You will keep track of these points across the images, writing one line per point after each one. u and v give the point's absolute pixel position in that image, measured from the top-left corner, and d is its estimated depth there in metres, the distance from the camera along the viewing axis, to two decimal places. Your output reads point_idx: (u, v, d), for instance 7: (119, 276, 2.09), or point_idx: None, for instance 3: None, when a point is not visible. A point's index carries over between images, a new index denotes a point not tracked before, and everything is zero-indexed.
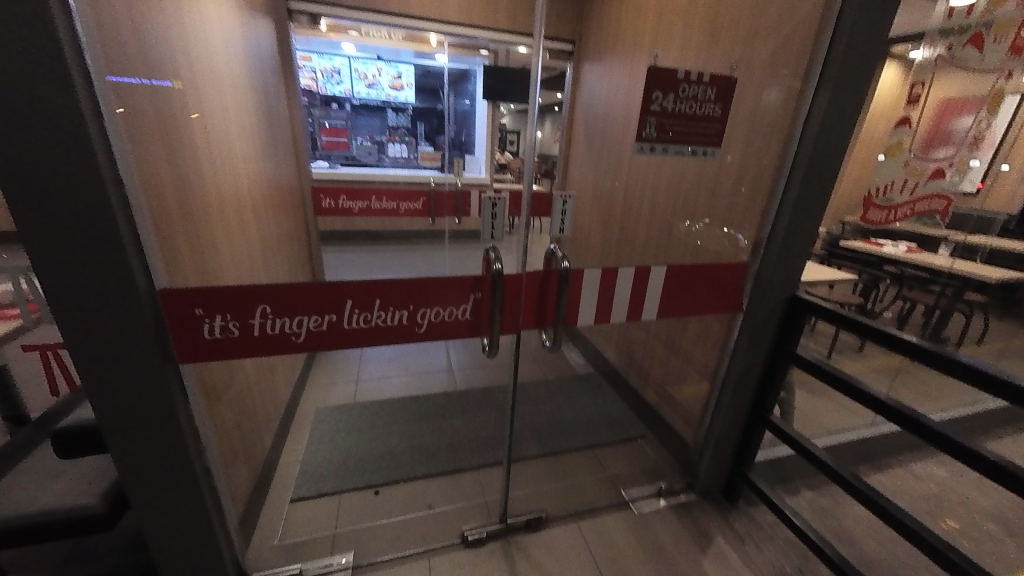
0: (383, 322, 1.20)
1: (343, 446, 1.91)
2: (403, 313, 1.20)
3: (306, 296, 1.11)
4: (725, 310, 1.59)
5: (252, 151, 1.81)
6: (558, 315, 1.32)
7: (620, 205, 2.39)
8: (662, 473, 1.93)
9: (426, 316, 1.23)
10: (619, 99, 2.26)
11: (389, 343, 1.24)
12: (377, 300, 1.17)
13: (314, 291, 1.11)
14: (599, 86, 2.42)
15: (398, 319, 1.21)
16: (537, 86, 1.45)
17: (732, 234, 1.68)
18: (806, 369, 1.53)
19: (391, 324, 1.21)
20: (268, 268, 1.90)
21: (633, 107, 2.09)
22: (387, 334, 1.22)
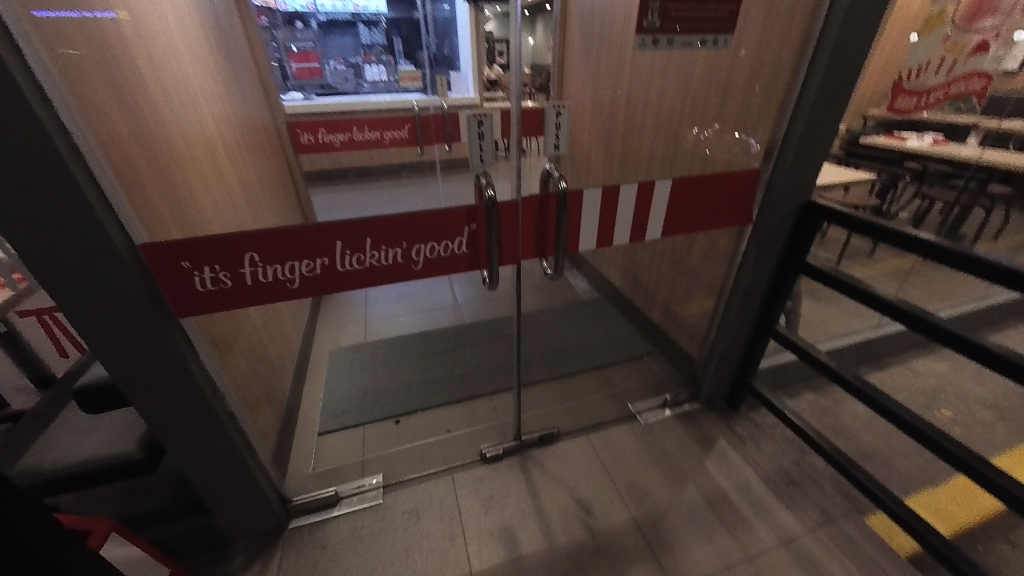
0: (378, 262, 1.17)
1: (360, 382, 2.00)
2: (397, 251, 1.17)
3: (295, 241, 1.07)
4: (733, 224, 1.52)
5: (214, 85, 1.66)
6: (559, 242, 1.27)
7: (622, 117, 2.22)
8: (668, 386, 2.01)
9: (421, 253, 1.19)
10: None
11: (388, 283, 1.22)
12: (368, 240, 1.13)
13: (301, 235, 1.07)
14: None
15: (393, 258, 1.17)
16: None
17: (743, 141, 1.56)
18: (815, 278, 1.50)
19: (386, 263, 1.18)
20: (255, 214, 1.84)
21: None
22: (383, 274, 1.19)
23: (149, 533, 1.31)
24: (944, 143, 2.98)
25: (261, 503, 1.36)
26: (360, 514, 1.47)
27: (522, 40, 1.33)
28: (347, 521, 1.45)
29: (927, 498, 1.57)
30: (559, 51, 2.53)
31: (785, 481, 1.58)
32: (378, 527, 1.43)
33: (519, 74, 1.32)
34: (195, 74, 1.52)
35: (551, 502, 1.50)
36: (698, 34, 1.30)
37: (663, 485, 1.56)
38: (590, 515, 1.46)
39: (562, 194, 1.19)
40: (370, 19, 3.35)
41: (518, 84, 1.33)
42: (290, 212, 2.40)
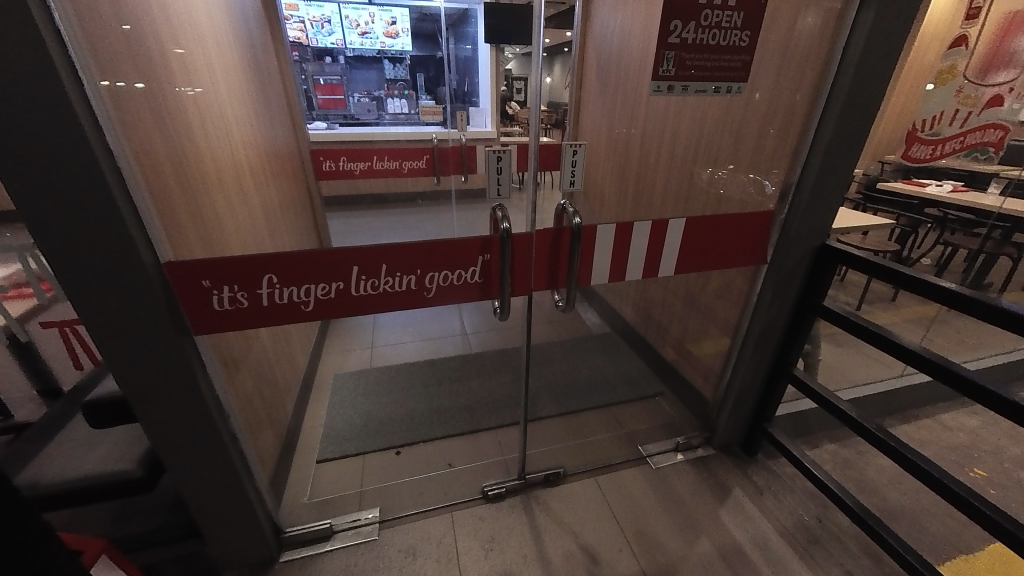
0: (391, 288, 1.17)
1: (364, 409, 1.97)
2: (410, 278, 1.17)
3: (313, 264, 1.08)
4: (749, 263, 1.50)
5: (246, 115, 1.75)
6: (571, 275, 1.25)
7: (636, 155, 2.26)
8: (680, 428, 1.93)
9: (433, 280, 1.19)
10: (634, 35, 2.07)
11: (399, 309, 1.21)
12: (383, 266, 1.13)
13: (317, 259, 1.08)
14: (611, 22, 2.21)
15: (405, 285, 1.17)
16: (541, 27, 1.32)
17: (758, 181, 1.56)
18: (834, 322, 1.45)
19: (399, 289, 1.18)
20: (273, 236, 1.89)
21: (649, 44, 1.92)
22: (395, 300, 1.19)
23: (138, 557, 1.27)
24: (964, 191, 2.98)
25: (255, 532, 1.31)
26: (354, 549, 1.41)
27: (542, 81, 1.36)
28: (341, 556, 1.39)
29: (962, 567, 1.44)
30: (575, 89, 2.61)
31: (807, 539, 1.48)
32: (373, 564, 1.37)
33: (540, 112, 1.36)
34: (229, 103, 1.60)
35: (555, 547, 1.42)
36: (713, 82, 1.32)
37: (674, 536, 1.47)
38: (595, 565, 1.38)
39: (575, 228, 1.19)
40: (394, 56, 3.74)
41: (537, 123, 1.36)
42: (306, 235, 2.46)
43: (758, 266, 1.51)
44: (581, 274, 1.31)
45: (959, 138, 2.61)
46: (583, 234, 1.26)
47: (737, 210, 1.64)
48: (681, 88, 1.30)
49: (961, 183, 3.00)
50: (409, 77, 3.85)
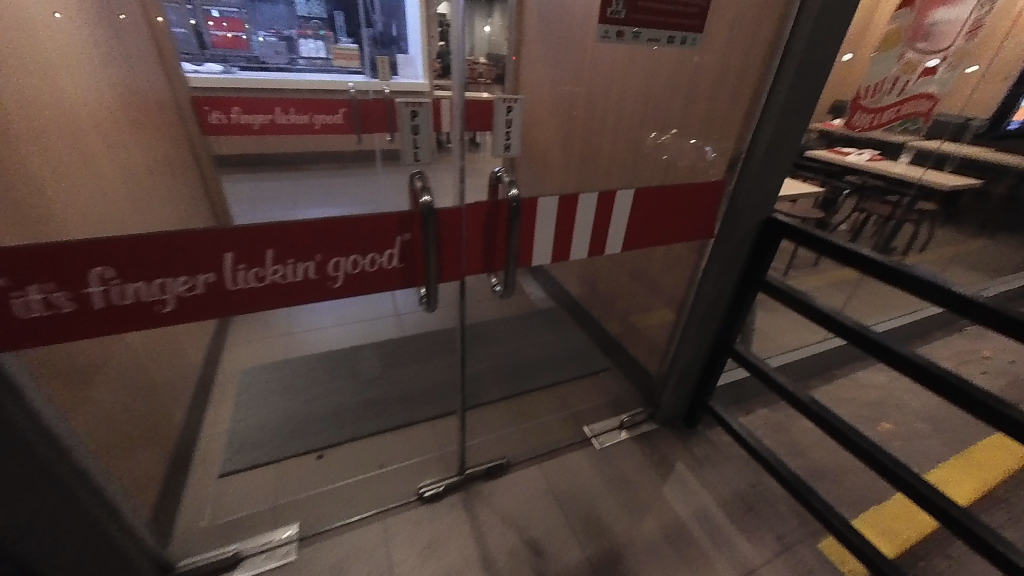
0: (284, 278, 0.91)
1: (279, 407, 1.73)
2: (309, 266, 0.91)
3: (167, 251, 0.80)
4: (697, 237, 1.41)
5: (82, 48, 1.33)
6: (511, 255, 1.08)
7: (581, 117, 2.08)
8: (624, 404, 1.91)
9: (340, 268, 0.94)
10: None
11: (299, 305, 0.96)
12: (270, 251, 0.87)
13: (172, 245, 0.79)
14: None
15: (303, 275, 0.92)
16: None
17: (707, 149, 1.46)
18: (776, 297, 1.42)
19: (295, 281, 0.92)
20: (141, 209, 1.51)
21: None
22: (291, 294, 0.93)
23: None
24: (879, 160, 3.17)
25: None
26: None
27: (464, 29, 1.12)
28: None
29: (877, 518, 1.55)
30: (515, 40, 2.33)
31: (743, 508, 1.51)
32: None
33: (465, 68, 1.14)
34: (49, 30, 1.18)
35: (499, 545, 1.33)
36: (666, 31, 1.15)
37: (620, 519, 1.44)
38: (541, 560, 1.31)
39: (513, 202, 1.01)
40: None
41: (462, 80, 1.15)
42: (194, 206, 2.04)
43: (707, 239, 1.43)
44: (522, 254, 1.15)
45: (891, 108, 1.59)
46: (523, 207, 1.08)
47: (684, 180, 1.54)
48: (631, 34, 1.13)
49: (877, 152, 3.17)
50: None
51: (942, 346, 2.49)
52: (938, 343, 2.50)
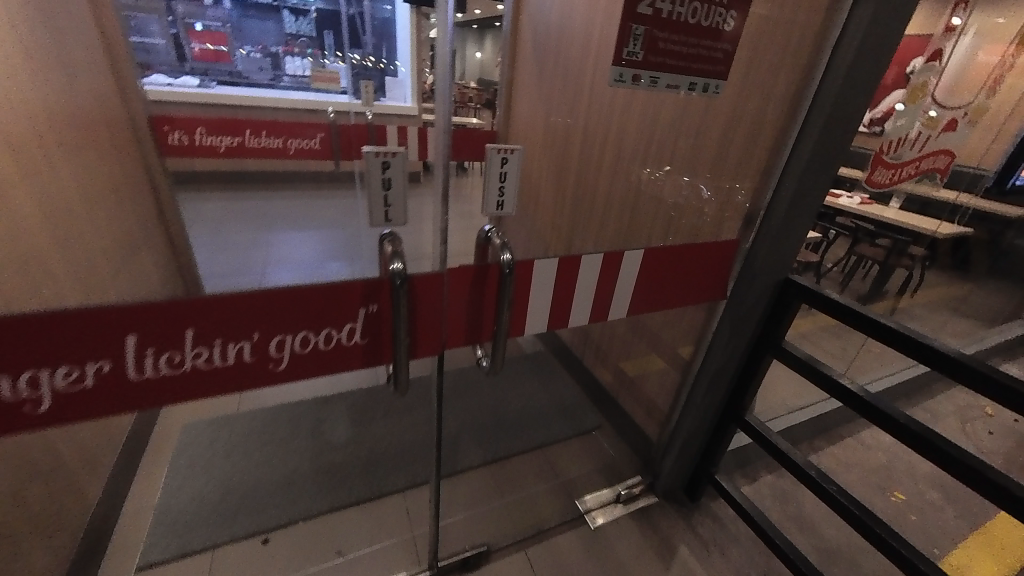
0: (209, 363, 0.70)
1: (224, 476, 1.48)
2: (244, 346, 0.71)
3: (37, 336, 0.58)
4: (708, 298, 1.26)
5: (12, 59, 1.14)
6: (499, 330, 0.89)
7: (576, 153, 1.97)
8: (619, 470, 1.72)
9: (285, 347, 0.74)
10: (580, 11, 1.73)
11: (230, 394, 0.74)
12: (190, 331, 0.66)
13: (45, 330, 0.58)
14: None
15: (235, 358, 0.71)
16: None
17: (717, 201, 1.33)
18: (792, 366, 1.26)
19: (225, 366, 0.71)
20: (73, 243, 1.30)
21: (596, 24, 1.61)
22: (219, 382, 0.72)
23: None
24: (871, 203, 3.16)
25: None
26: None
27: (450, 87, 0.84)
28: None
29: None
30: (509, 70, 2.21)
31: None
32: None
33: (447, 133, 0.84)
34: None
35: None
36: (687, 76, 1.02)
37: None
38: None
39: (503, 270, 0.83)
40: (296, 7, 3.00)
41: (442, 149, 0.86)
42: (144, 234, 1.81)
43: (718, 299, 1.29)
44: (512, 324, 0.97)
45: (911, 165, 2.34)
46: (516, 271, 0.91)
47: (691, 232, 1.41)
48: (649, 79, 0.99)
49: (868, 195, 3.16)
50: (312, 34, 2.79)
51: (943, 402, 2.39)
52: (939, 398, 2.40)
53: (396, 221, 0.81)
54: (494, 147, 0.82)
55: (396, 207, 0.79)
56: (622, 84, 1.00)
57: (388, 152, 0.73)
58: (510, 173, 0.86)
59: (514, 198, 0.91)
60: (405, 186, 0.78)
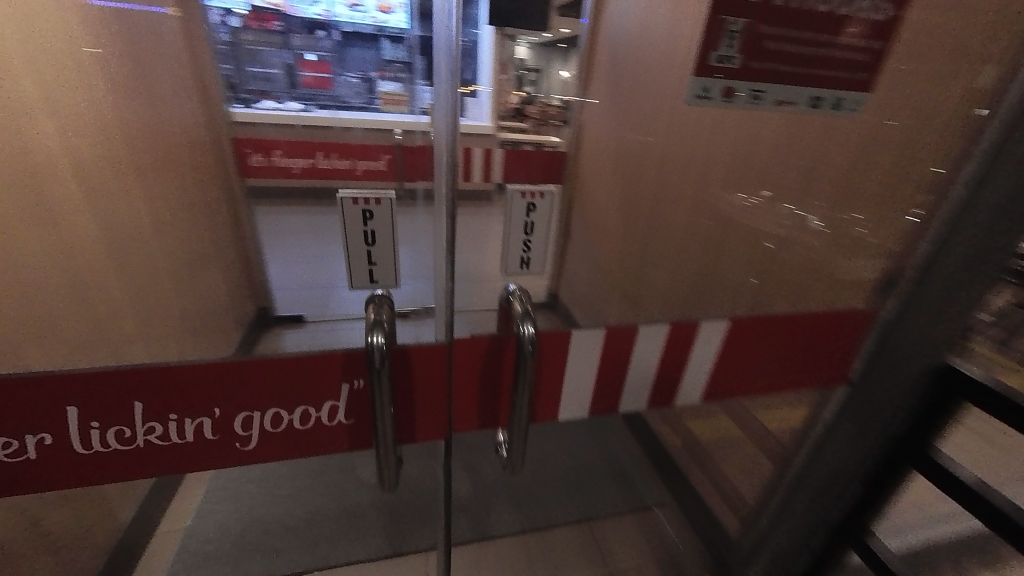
0: (163, 439, 0.59)
1: (252, 505, 1.46)
2: (203, 422, 0.59)
3: None
4: (819, 381, 0.95)
5: (93, 94, 1.21)
6: (517, 423, 0.68)
7: (652, 180, 1.71)
8: (681, 566, 1.40)
9: (252, 425, 0.61)
10: (665, 22, 1.54)
11: (191, 472, 0.63)
12: (139, 403, 0.56)
13: None
14: None
15: (194, 436, 0.60)
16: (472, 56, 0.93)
17: (831, 251, 1.02)
18: (947, 490, 0.88)
19: (184, 444, 0.60)
20: (135, 264, 1.36)
21: (683, 35, 1.40)
22: (179, 460, 0.61)
23: None
24: None
25: None
26: None
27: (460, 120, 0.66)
28: None
29: None
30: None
31: None
32: None
33: (452, 173, 0.67)
34: (49, 78, 1.04)
35: None
36: (806, 88, 0.75)
37: None
38: None
39: (520, 345, 0.63)
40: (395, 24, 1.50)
41: (447, 194, 0.68)
42: (215, 252, 1.91)
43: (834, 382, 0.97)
44: (540, 408, 0.76)
45: None
46: (546, 344, 0.70)
47: (793, 285, 1.10)
48: (748, 93, 0.74)
49: None
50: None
51: None
52: None
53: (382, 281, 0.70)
54: (516, 187, 0.65)
55: (383, 264, 0.69)
56: (711, 102, 0.77)
57: (375, 198, 0.63)
58: (540, 224, 0.68)
59: (545, 256, 0.73)
60: (392, 236, 0.67)
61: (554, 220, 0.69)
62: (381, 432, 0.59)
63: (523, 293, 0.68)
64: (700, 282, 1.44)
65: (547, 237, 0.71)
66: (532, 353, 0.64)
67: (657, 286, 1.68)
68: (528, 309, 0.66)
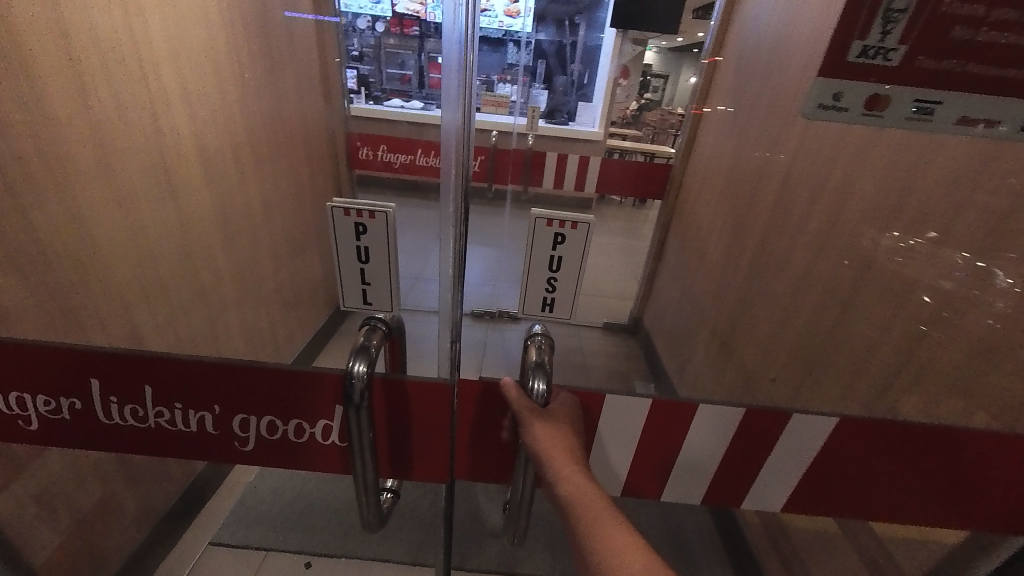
0: (171, 425, 0.60)
1: (304, 477, 1.57)
2: (205, 417, 0.59)
3: (18, 360, 0.55)
4: (960, 517, 0.70)
5: (222, 86, 1.39)
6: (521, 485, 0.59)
7: (765, 209, 1.46)
8: None
9: (249, 428, 0.59)
10: (806, 26, 1.30)
11: (198, 460, 0.64)
12: (150, 388, 0.57)
13: (27, 359, 0.55)
14: (768, 6, 1.55)
15: (199, 428, 0.60)
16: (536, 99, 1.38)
17: (1009, 340, 0.72)
18: None
19: (191, 433, 0.61)
20: (241, 241, 1.54)
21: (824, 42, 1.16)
22: (189, 447, 0.62)
23: None
24: None
25: None
26: None
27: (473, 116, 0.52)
28: None
29: None
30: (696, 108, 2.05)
31: None
32: None
33: (463, 179, 0.52)
34: (184, 70, 1.24)
35: None
36: (1011, 96, 0.50)
37: None
38: None
39: (528, 395, 0.56)
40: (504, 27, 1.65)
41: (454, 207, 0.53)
42: None
43: (988, 527, 0.69)
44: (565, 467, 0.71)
45: None
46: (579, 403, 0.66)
47: (941, 373, 0.82)
48: (913, 105, 0.51)
49: None
50: (530, 65, 2.69)
51: None
52: None
53: (379, 309, 0.64)
54: (542, 214, 0.65)
55: (378, 289, 0.62)
56: (849, 116, 0.55)
57: (370, 213, 0.56)
58: (567, 258, 0.67)
59: (569, 297, 0.72)
60: (388, 260, 0.60)
61: (583, 255, 0.67)
62: (359, 468, 0.54)
63: (545, 339, 0.64)
64: (813, 340, 1.15)
65: (573, 275, 0.69)
66: (544, 408, 0.57)
67: (757, 334, 1.40)
68: (543, 360, 0.59)
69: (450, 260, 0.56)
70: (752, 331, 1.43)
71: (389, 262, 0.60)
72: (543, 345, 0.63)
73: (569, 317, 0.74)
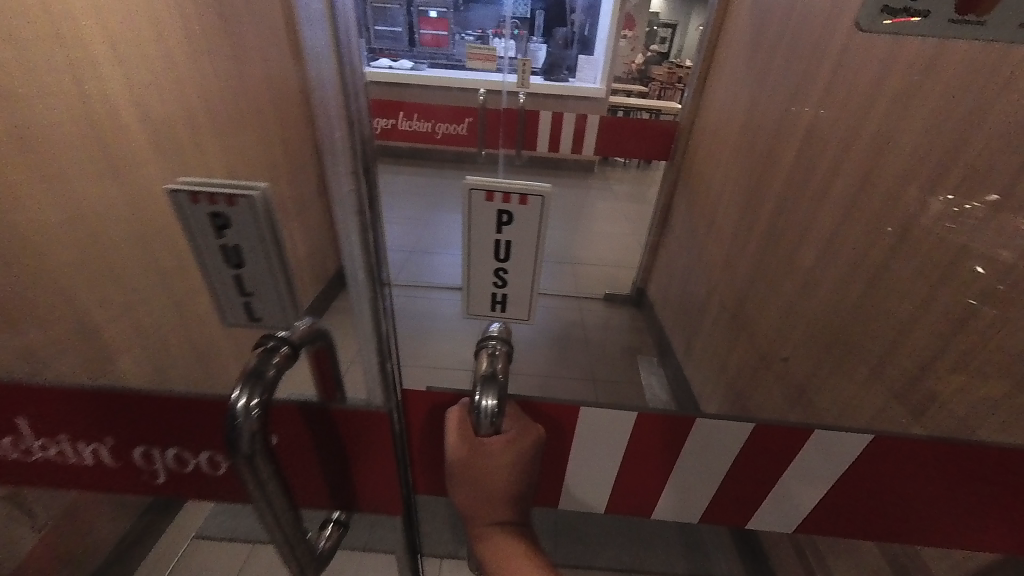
0: (68, 458, 0.63)
1: None
2: (98, 449, 0.62)
3: None
4: (957, 536, 0.65)
5: (168, 42, 1.21)
6: (487, 500, 0.58)
7: (779, 168, 1.31)
8: None
9: (149, 456, 0.63)
10: None
11: (106, 488, 0.68)
12: (34, 426, 0.59)
13: None
14: None
15: (93, 456, 0.62)
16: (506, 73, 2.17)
17: None
18: None
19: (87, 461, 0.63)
20: None
21: None
22: (92, 474, 0.65)
23: None
24: None
25: None
26: None
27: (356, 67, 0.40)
28: None
29: None
30: (706, 53, 1.83)
31: None
32: None
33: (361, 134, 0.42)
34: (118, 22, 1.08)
35: None
36: None
37: None
38: None
39: (477, 414, 0.54)
40: None
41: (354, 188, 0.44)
42: None
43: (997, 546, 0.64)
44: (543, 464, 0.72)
45: None
46: (553, 421, 0.66)
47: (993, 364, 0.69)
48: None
49: None
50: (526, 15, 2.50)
51: None
52: None
53: (268, 322, 0.56)
54: (479, 183, 0.51)
55: (263, 297, 0.54)
56: (931, 23, 0.41)
57: (230, 198, 0.47)
58: (517, 243, 0.55)
59: (526, 293, 0.59)
60: (267, 261, 0.51)
61: (536, 240, 0.54)
62: (274, 512, 0.54)
63: (503, 345, 0.60)
64: (833, 320, 1.03)
65: (529, 265, 0.57)
66: (489, 433, 0.55)
67: (769, 310, 1.28)
68: (496, 372, 0.57)
69: (360, 263, 0.48)
70: (764, 307, 1.31)
71: (268, 260, 0.51)
72: (499, 351, 0.59)
73: (527, 318, 0.62)
